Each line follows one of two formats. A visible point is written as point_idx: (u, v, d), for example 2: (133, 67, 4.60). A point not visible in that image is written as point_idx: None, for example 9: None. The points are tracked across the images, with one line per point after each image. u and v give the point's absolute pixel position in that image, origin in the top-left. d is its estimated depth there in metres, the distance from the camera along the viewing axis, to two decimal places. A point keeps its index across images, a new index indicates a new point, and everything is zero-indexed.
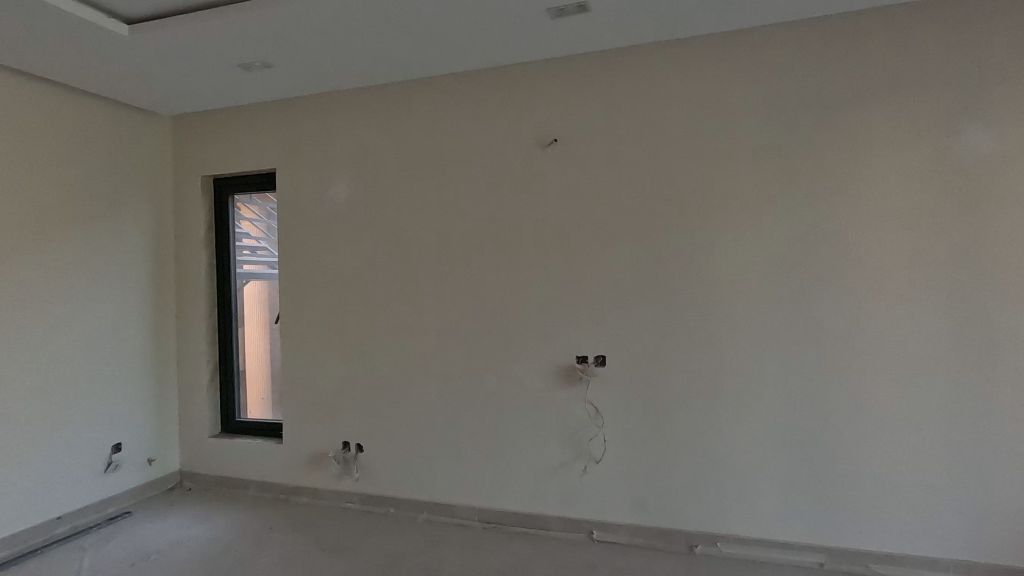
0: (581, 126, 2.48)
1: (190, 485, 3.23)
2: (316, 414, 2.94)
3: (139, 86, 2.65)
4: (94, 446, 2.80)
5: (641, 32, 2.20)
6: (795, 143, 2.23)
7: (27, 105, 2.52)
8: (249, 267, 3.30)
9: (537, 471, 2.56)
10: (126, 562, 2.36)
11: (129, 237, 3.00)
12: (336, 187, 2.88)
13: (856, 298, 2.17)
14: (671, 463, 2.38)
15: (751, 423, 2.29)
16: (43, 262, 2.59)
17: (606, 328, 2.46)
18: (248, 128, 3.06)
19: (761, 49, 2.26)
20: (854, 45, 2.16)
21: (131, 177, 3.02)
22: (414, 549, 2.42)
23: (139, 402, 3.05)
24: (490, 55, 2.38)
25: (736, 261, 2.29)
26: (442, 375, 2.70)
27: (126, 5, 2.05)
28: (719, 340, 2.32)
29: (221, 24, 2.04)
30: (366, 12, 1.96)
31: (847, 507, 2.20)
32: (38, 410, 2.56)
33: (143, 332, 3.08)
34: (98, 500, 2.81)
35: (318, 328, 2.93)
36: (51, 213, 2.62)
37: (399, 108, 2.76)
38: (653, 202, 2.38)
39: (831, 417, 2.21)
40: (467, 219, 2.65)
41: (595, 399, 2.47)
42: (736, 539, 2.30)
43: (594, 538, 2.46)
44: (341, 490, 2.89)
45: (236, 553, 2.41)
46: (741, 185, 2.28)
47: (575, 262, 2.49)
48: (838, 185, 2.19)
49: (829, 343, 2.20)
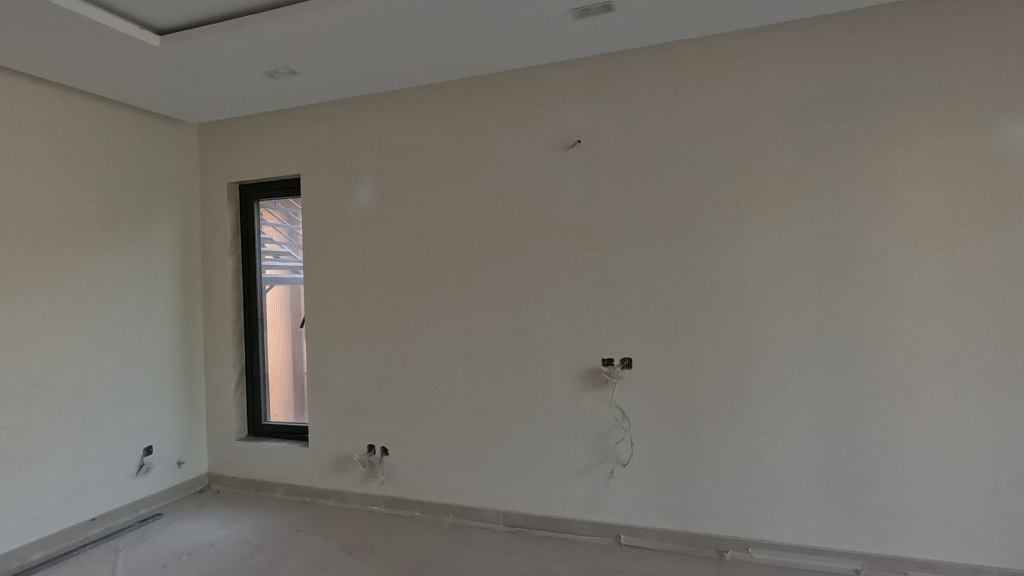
0: (606, 127, 2.46)
1: (217, 488, 3.28)
2: (341, 417, 2.96)
3: (168, 95, 2.72)
4: (126, 448, 2.86)
5: (666, 30, 2.18)
6: (826, 140, 2.18)
7: (61, 116, 2.60)
8: (272, 272, 3.32)
9: (563, 474, 2.54)
10: (159, 562, 2.41)
11: (158, 244, 3.06)
12: (359, 191, 2.90)
13: (892, 296, 2.12)
14: (700, 466, 2.34)
15: (782, 426, 2.24)
16: (78, 268, 2.66)
17: (632, 330, 2.43)
18: (274, 135, 3.11)
19: (789, 45, 2.22)
20: (887, 39, 2.11)
21: (160, 185, 3.09)
22: (440, 552, 2.41)
23: (170, 405, 3.11)
24: (512, 58, 2.38)
25: (764, 261, 2.25)
26: (466, 378, 2.70)
27: (157, 17, 2.10)
28: (749, 341, 2.28)
29: (249, 33, 2.08)
30: (391, 18, 1.98)
31: (883, 511, 2.13)
32: (73, 413, 2.63)
33: (173, 336, 3.14)
34: (131, 502, 2.87)
35: (343, 331, 2.95)
36: (85, 221, 2.70)
37: (421, 112, 2.77)
38: (678, 202, 2.36)
39: (865, 419, 2.15)
40: (491, 222, 2.65)
41: (621, 402, 2.45)
42: (768, 546, 2.25)
43: (621, 542, 2.43)
44: (366, 493, 2.90)
45: (265, 555, 2.43)
46: (769, 184, 2.25)
47: (599, 264, 2.48)
48: (872, 181, 2.13)
49: (864, 343, 2.15)
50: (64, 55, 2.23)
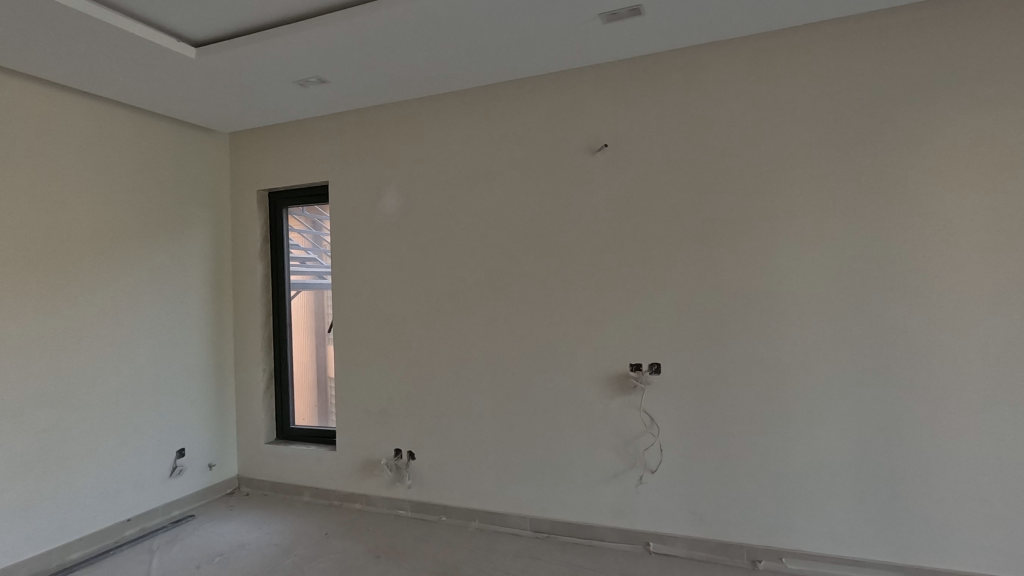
0: (634, 131, 2.45)
1: (247, 490, 3.33)
2: (369, 421, 2.98)
3: (202, 105, 2.79)
4: (160, 451, 2.93)
5: (695, 32, 2.17)
6: (861, 139, 2.14)
7: (100, 127, 2.69)
8: (299, 277, 3.40)
9: (591, 480, 2.52)
10: (193, 563, 2.45)
11: (190, 251, 3.14)
12: (386, 197, 2.94)
13: (932, 299, 2.05)
14: (731, 472, 2.30)
15: (816, 434, 2.19)
16: (115, 274, 2.74)
17: (661, 336, 2.41)
18: (302, 143, 3.17)
19: (824, 44, 2.18)
20: (927, 34, 2.05)
21: (193, 193, 3.16)
22: (467, 558, 2.40)
23: (201, 408, 3.17)
24: (539, 62, 2.39)
25: (797, 265, 2.21)
26: (493, 383, 2.70)
27: (193, 29, 2.16)
28: (782, 346, 2.24)
29: (281, 43, 2.12)
30: (420, 25, 2.00)
31: (925, 521, 2.07)
32: (110, 415, 2.70)
33: (205, 341, 3.21)
34: (164, 503, 2.93)
35: (370, 336, 2.98)
36: (121, 228, 2.77)
37: (448, 118, 2.80)
38: (707, 204, 2.33)
39: (903, 426, 2.09)
40: (518, 227, 2.65)
41: (650, 408, 2.42)
42: (803, 555, 2.19)
43: (650, 549, 2.39)
44: (393, 498, 2.92)
45: (295, 558, 2.45)
46: (802, 186, 2.21)
47: (627, 267, 2.46)
48: (910, 182, 2.08)
49: (903, 346, 2.09)
50: (104, 67, 2.30)
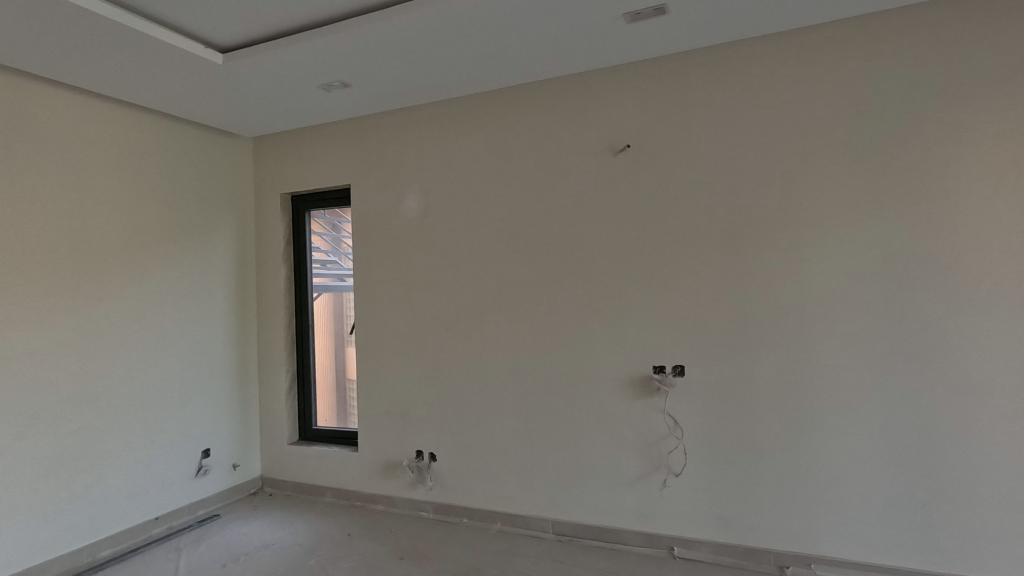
0: (657, 131, 2.43)
1: (270, 490, 3.36)
2: (390, 422, 2.99)
3: (227, 110, 2.83)
4: (186, 451, 2.97)
5: (719, 31, 2.15)
6: (892, 137, 2.09)
7: (129, 133, 2.75)
8: (320, 280, 3.42)
9: (614, 483, 2.50)
10: (219, 562, 2.47)
11: (215, 254, 3.18)
12: (407, 199, 2.96)
13: (967, 299, 2.00)
14: (758, 478, 2.26)
15: (846, 438, 2.14)
16: (143, 277, 2.80)
17: (685, 337, 2.38)
18: (324, 147, 3.20)
19: (853, 40, 2.13)
20: (961, 29, 2.00)
21: (218, 197, 3.22)
22: (490, 560, 2.40)
23: (226, 410, 3.22)
24: (561, 63, 2.38)
25: (826, 265, 2.17)
26: (514, 385, 2.70)
27: (220, 35, 2.20)
28: (810, 348, 2.19)
29: (305, 47, 2.15)
30: (443, 28, 2.01)
31: (960, 530, 2.01)
32: (138, 415, 2.75)
33: (229, 343, 3.26)
34: (190, 503, 2.97)
35: (391, 338, 3.00)
36: (148, 232, 2.83)
37: (469, 120, 2.80)
38: (732, 204, 2.31)
39: (938, 431, 2.03)
40: (540, 230, 2.65)
41: (674, 411, 2.39)
42: (833, 563, 2.14)
43: (674, 554, 2.36)
44: (415, 499, 2.93)
45: (319, 558, 2.47)
46: (829, 186, 2.17)
47: (651, 268, 2.44)
48: (944, 180, 2.03)
49: (936, 348, 2.03)
50: (134, 73, 2.36)
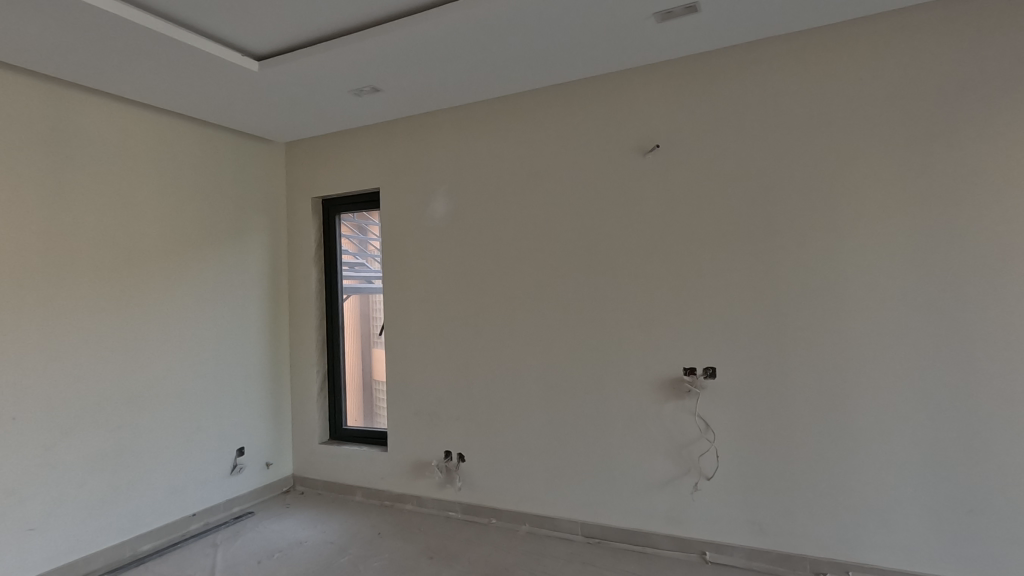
0: (687, 131, 2.41)
1: (302, 489, 3.43)
2: (419, 423, 3.02)
3: (261, 116, 2.91)
4: (222, 449, 3.05)
5: (752, 28, 2.12)
6: (934, 133, 2.03)
7: (167, 140, 2.85)
8: (349, 282, 3.48)
9: (644, 486, 2.48)
10: (255, 558, 2.53)
11: (249, 257, 3.27)
12: (435, 202, 2.99)
13: (1017, 299, 1.92)
14: (793, 482, 2.21)
15: (886, 442, 2.08)
16: (181, 280, 2.89)
17: (716, 339, 2.35)
18: (354, 151, 3.26)
19: (892, 35, 2.08)
20: (1008, 21, 1.93)
21: (252, 201, 3.31)
22: (519, 560, 2.40)
23: (260, 409, 3.29)
24: (590, 64, 2.38)
25: (864, 265, 2.12)
26: (542, 386, 2.70)
27: (255, 43, 2.27)
28: (847, 351, 2.14)
29: (337, 54, 2.20)
30: (472, 32, 2.04)
31: (1010, 540, 1.92)
32: (176, 413, 2.84)
33: (262, 344, 3.33)
34: (225, 500, 3.05)
35: (419, 339, 3.03)
36: (186, 236, 2.92)
37: (496, 123, 2.82)
38: (764, 203, 2.27)
39: (986, 437, 1.95)
40: (568, 231, 2.65)
41: (705, 413, 2.36)
42: (871, 570, 2.09)
43: (706, 559, 2.33)
44: (443, 499, 2.95)
45: (350, 556, 2.51)
46: (867, 183, 2.11)
47: (680, 269, 2.42)
48: (991, 176, 1.95)
49: (984, 351, 1.96)
50: (174, 81, 2.45)
